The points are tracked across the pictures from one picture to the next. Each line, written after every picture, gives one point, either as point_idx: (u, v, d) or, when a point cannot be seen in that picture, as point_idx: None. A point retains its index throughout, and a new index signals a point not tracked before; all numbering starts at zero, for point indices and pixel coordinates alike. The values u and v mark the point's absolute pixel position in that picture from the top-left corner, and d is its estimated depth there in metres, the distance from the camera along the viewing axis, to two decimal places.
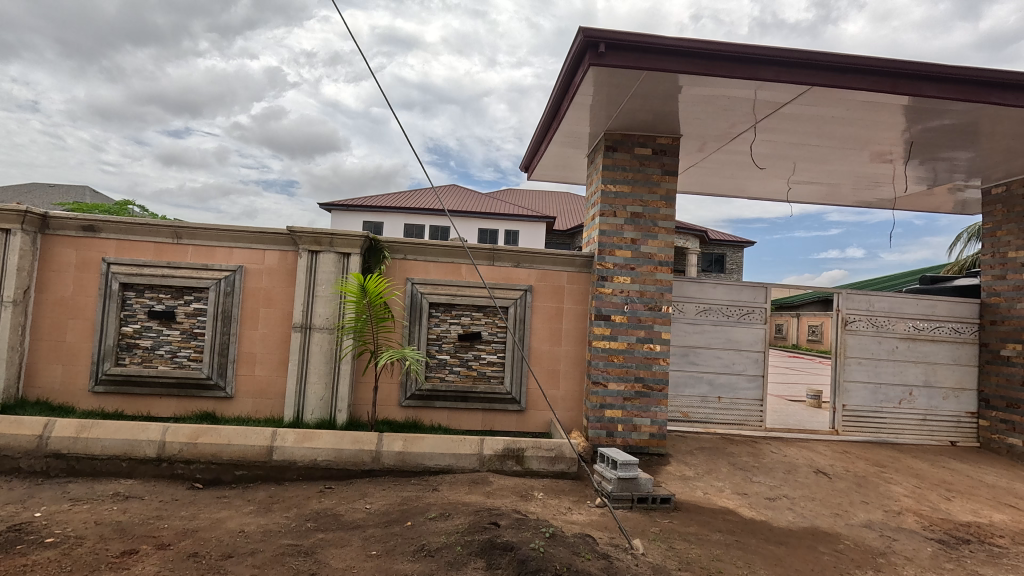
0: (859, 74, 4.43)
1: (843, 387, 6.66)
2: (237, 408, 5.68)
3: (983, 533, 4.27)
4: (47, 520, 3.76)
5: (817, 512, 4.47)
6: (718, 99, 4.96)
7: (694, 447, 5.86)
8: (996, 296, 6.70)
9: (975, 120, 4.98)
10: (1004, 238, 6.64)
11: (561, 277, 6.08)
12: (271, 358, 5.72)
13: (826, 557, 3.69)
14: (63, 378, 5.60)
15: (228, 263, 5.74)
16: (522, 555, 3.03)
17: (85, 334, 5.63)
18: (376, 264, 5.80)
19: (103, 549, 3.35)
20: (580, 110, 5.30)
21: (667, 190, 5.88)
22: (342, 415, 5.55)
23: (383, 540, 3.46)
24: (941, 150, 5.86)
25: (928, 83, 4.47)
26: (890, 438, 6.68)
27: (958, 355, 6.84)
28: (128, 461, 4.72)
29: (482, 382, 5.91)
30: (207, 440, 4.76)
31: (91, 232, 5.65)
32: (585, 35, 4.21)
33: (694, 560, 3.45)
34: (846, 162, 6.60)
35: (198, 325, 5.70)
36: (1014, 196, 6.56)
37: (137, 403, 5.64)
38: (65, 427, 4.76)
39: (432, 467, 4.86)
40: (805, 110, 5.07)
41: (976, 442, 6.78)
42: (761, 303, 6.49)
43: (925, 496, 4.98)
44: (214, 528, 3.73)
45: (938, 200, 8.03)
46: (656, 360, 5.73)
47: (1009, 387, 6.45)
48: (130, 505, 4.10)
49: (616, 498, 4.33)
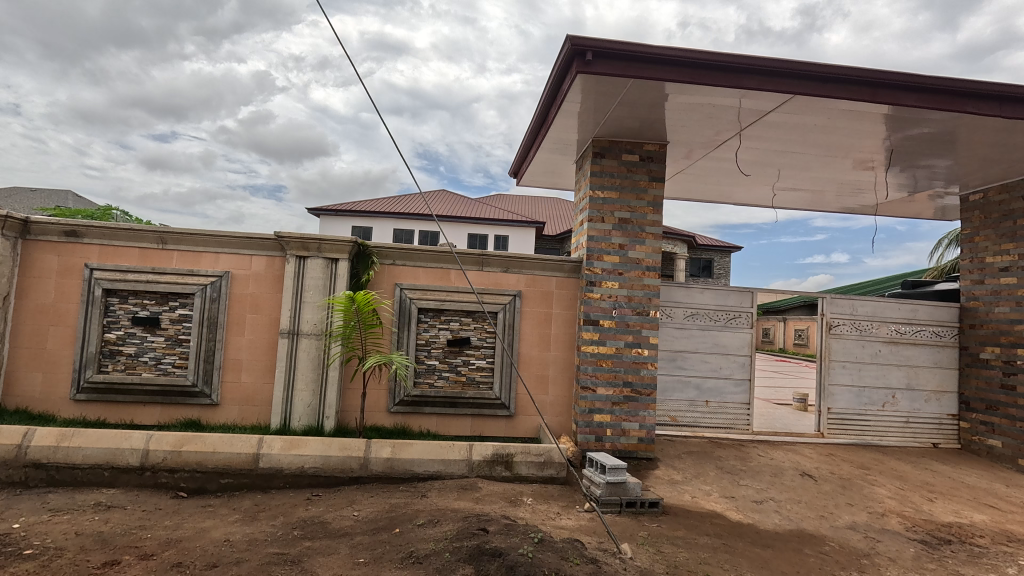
0: (840, 84, 4.52)
1: (828, 391, 6.75)
2: (222, 416, 5.62)
3: (964, 533, 4.35)
4: (26, 531, 3.68)
5: (803, 515, 4.52)
6: (703, 107, 5.03)
7: (682, 451, 5.90)
8: (975, 300, 6.85)
9: (952, 129, 5.10)
10: (981, 244, 6.80)
11: (549, 282, 6.10)
12: (257, 365, 5.67)
13: (812, 559, 3.73)
14: (43, 386, 5.49)
15: (214, 270, 5.68)
16: (510, 561, 3.03)
17: (66, 341, 5.54)
18: (364, 269, 5.75)
19: (83, 560, 3.29)
20: (568, 117, 5.34)
21: (654, 196, 5.94)
22: (330, 422, 5.51)
23: (371, 548, 3.43)
24: (920, 158, 6.00)
25: (907, 93, 4.57)
26: (874, 441, 6.77)
27: (939, 358, 6.96)
28: (111, 471, 4.64)
29: (470, 387, 5.90)
30: (192, 448, 4.70)
31: (73, 237, 5.57)
32: (573, 43, 4.25)
33: (681, 563, 3.47)
34: (829, 169, 6.73)
35: (183, 332, 5.64)
36: (991, 203, 6.73)
37: (120, 411, 5.55)
38: (45, 436, 4.67)
39: (421, 473, 4.84)
40: (788, 118, 5.17)
41: (957, 443, 6.90)
42: (747, 308, 6.56)
43: (908, 498, 5.06)
44: (198, 537, 3.68)
45: (918, 207, 8.21)
46: (645, 364, 5.76)
47: (988, 389, 6.58)
48: (112, 516, 4.03)
49: (604, 503, 4.34)
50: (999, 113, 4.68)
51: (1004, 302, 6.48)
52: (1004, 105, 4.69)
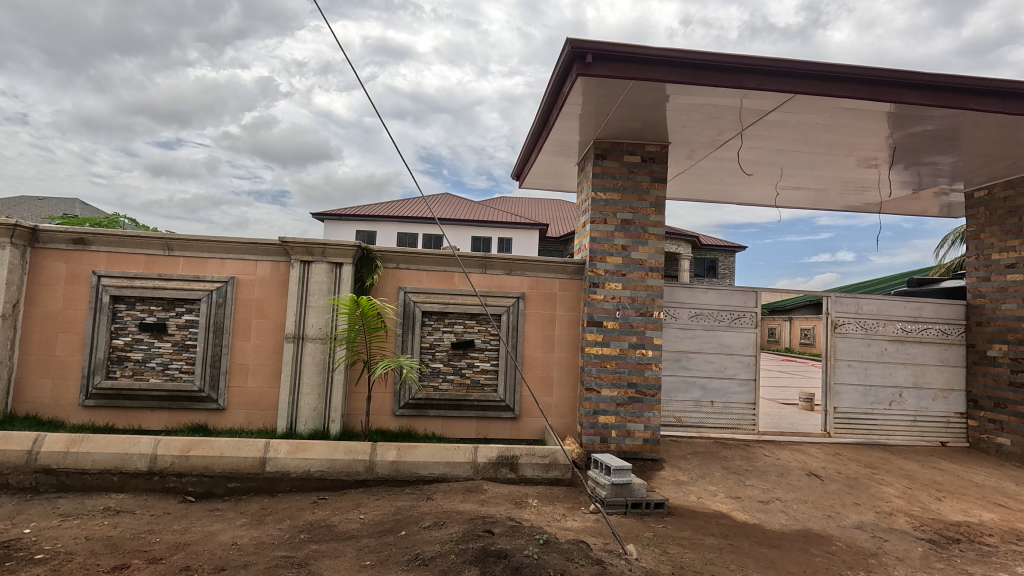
0: (842, 82, 4.51)
1: (833, 390, 6.72)
2: (229, 420, 5.66)
3: (972, 532, 4.32)
4: (37, 536, 3.72)
5: (809, 514, 4.50)
6: (705, 108, 5.05)
7: (687, 452, 5.89)
8: (981, 298, 6.81)
9: (956, 126, 5.09)
10: (987, 240, 6.77)
11: (553, 285, 6.11)
12: (263, 369, 5.71)
13: (819, 558, 3.73)
14: (53, 392, 5.55)
15: (219, 275, 5.73)
16: (516, 562, 3.05)
17: (75, 348, 5.60)
18: (368, 273, 5.81)
19: (94, 564, 3.33)
20: (570, 119, 5.36)
21: (656, 197, 5.94)
22: (335, 426, 5.54)
23: (377, 550, 3.45)
24: (924, 156, 5.98)
25: (909, 90, 4.57)
26: (882, 440, 6.74)
27: (946, 356, 6.92)
28: (119, 475, 4.68)
29: (475, 390, 5.92)
30: (199, 452, 4.73)
31: (80, 245, 5.63)
32: (573, 46, 4.29)
33: (686, 564, 3.47)
34: (833, 168, 6.71)
35: (189, 337, 5.68)
36: (996, 200, 6.70)
37: (128, 417, 5.61)
38: (55, 442, 4.72)
39: (426, 475, 4.86)
40: (790, 117, 5.17)
41: (965, 442, 6.86)
42: (751, 308, 6.56)
43: (915, 497, 5.03)
44: (206, 541, 3.71)
45: (923, 204, 8.18)
46: (649, 365, 5.76)
47: (996, 387, 6.54)
48: (120, 520, 4.07)
49: (610, 504, 4.34)
50: (1002, 109, 4.66)
51: (1011, 299, 6.43)
52: (1007, 101, 4.67)
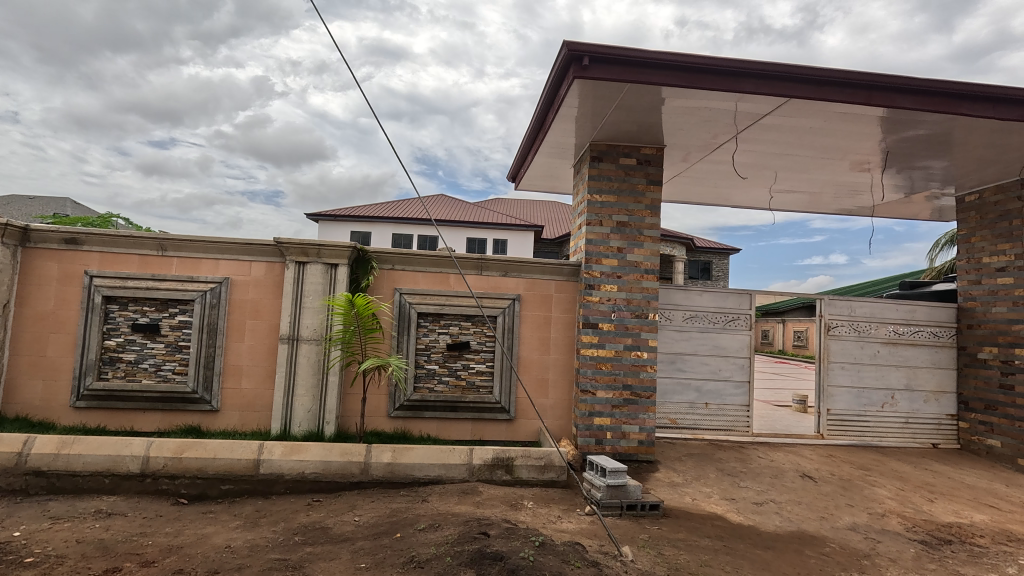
0: (837, 86, 4.55)
1: (827, 392, 6.75)
2: (223, 422, 5.63)
3: (964, 533, 4.36)
4: (27, 539, 3.68)
5: (804, 516, 4.53)
6: (701, 111, 5.07)
7: (682, 454, 5.91)
8: (972, 300, 6.87)
9: (949, 130, 5.14)
10: (978, 245, 6.83)
11: (548, 286, 6.12)
12: (258, 370, 5.68)
13: (813, 560, 3.74)
14: (43, 393, 5.49)
15: (214, 276, 5.70)
16: (512, 564, 3.04)
17: (66, 349, 5.54)
18: (364, 274, 5.81)
19: (85, 567, 3.30)
20: (566, 121, 5.38)
21: (652, 199, 5.97)
22: (329, 427, 5.52)
23: (372, 552, 3.44)
24: (917, 159, 6.03)
25: (902, 95, 4.61)
26: (874, 441, 6.78)
27: (938, 358, 6.98)
28: (112, 478, 4.64)
29: (471, 392, 5.91)
30: (193, 454, 4.71)
31: (72, 244, 5.58)
32: (569, 48, 4.30)
33: (682, 566, 3.48)
34: (827, 171, 6.75)
35: (183, 338, 5.65)
36: (986, 204, 6.77)
37: (121, 418, 5.56)
38: (46, 444, 4.67)
39: (421, 478, 4.84)
40: (786, 121, 5.20)
41: (956, 443, 6.91)
42: (746, 310, 6.57)
43: (908, 498, 5.07)
44: (199, 544, 3.68)
45: (915, 207, 8.24)
46: (644, 367, 5.78)
47: (987, 389, 6.60)
48: (113, 522, 4.03)
49: (605, 506, 4.34)
50: (993, 114, 4.71)
51: (1001, 302, 6.51)
52: (999, 107, 4.73)
